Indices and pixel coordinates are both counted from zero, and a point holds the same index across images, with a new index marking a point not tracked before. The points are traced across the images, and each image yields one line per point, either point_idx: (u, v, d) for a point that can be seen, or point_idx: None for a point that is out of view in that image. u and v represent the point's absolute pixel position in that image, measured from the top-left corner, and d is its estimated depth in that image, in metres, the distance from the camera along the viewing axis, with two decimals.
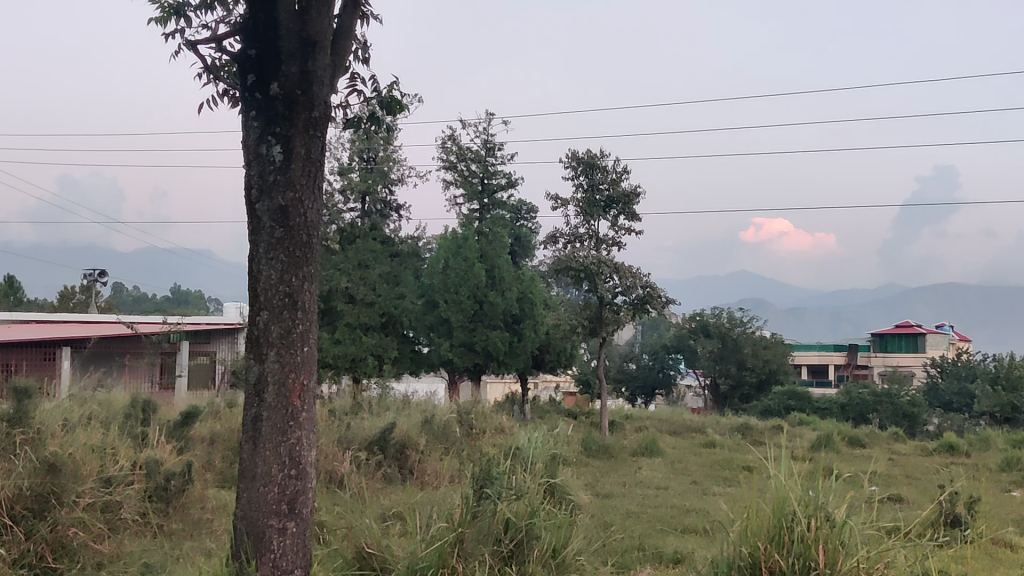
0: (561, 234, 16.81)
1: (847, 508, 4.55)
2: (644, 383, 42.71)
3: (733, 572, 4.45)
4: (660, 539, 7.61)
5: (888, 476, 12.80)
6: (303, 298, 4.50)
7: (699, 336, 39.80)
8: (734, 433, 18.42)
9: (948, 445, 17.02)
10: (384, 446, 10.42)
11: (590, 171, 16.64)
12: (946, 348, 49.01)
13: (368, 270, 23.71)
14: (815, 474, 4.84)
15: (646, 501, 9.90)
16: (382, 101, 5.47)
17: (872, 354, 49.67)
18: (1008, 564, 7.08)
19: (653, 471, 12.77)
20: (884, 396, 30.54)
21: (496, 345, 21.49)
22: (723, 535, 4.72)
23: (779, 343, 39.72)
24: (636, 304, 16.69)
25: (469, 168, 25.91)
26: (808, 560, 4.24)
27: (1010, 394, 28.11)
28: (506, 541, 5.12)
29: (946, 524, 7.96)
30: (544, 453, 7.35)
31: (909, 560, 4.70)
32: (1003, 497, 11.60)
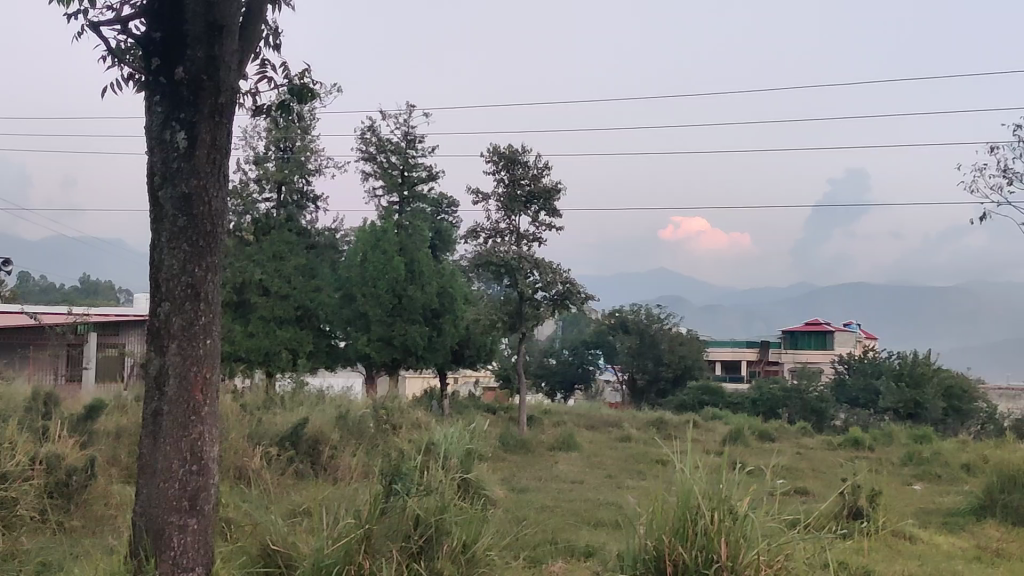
0: (482, 229, 16.82)
1: (750, 499, 4.63)
2: (564, 378, 42.91)
3: (638, 566, 4.50)
4: (573, 532, 7.68)
5: (796, 469, 13.14)
6: (206, 289, 4.40)
7: (618, 332, 40.39)
8: (651, 427, 18.64)
9: (853, 440, 17.57)
10: (295, 442, 10.33)
11: (511, 166, 16.69)
12: (853, 346, 50.53)
13: (283, 262, 23.14)
14: (721, 467, 4.91)
15: (560, 496, 9.96)
16: (293, 89, 5.39)
17: (783, 351, 51.00)
18: (907, 555, 7.31)
19: (569, 465, 12.85)
20: (794, 391, 31.44)
21: (414, 340, 21.57)
22: (631, 528, 4.78)
23: (695, 340, 40.31)
24: (556, 300, 16.76)
25: (389, 160, 25.62)
26: (711, 552, 4.31)
27: (914, 391, 29.10)
28: (416, 537, 5.08)
29: (848, 516, 8.27)
30: (459, 448, 7.41)
31: (813, 550, 4.82)
32: (906, 490, 12.01)
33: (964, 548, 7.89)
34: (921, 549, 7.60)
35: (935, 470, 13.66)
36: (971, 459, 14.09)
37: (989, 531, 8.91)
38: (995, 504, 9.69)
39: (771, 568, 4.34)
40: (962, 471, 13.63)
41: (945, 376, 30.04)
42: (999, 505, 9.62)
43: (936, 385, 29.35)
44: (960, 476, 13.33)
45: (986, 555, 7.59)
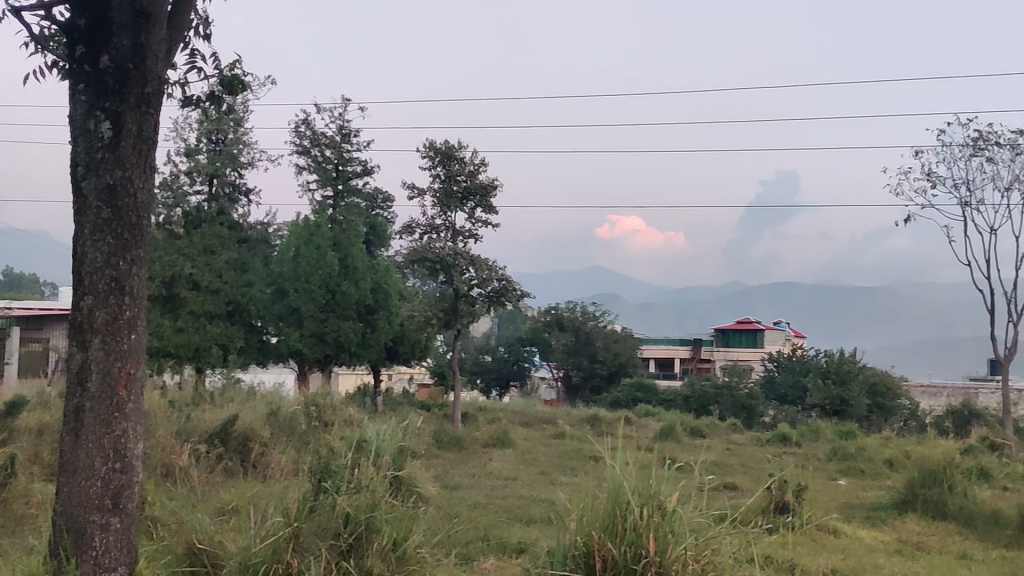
0: (417, 224, 16.75)
1: (679, 494, 4.70)
2: (499, 375, 42.91)
3: (568, 562, 4.53)
4: (505, 529, 7.70)
5: (726, 465, 13.35)
6: (131, 283, 4.30)
7: (553, 329, 40.62)
8: (584, 424, 18.78)
9: (781, 436, 17.93)
10: (225, 438, 10.20)
11: (448, 162, 16.63)
12: (782, 344, 51.51)
13: (214, 256, 22.76)
14: (651, 463, 4.98)
15: (493, 492, 9.97)
16: (224, 79, 5.31)
17: (714, 349, 51.78)
18: (830, 549, 7.49)
19: (502, 463, 12.87)
20: (725, 389, 31.95)
21: (348, 336, 21.37)
22: (561, 524, 4.80)
23: (629, 337, 40.67)
24: (491, 296, 16.81)
25: (323, 154, 25.32)
26: (640, 548, 4.37)
27: (840, 389, 29.90)
28: (346, 535, 5.04)
29: (775, 511, 8.44)
30: (391, 445, 7.40)
31: (740, 543, 4.92)
32: (831, 485, 12.29)
33: (886, 542, 8.11)
34: (844, 543, 7.80)
35: (859, 466, 14.00)
36: (893, 455, 14.47)
37: (910, 525, 9.18)
38: (915, 499, 9.97)
39: (698, 562, 4.40)
40: (884, 467, 14.00)
41: (870, 374, 30.80)
42: (920, 500, 9.90)
43: (861, 382, 30.11)
44: (882, 471, 13.69)
45: (906, 548, 7.81)
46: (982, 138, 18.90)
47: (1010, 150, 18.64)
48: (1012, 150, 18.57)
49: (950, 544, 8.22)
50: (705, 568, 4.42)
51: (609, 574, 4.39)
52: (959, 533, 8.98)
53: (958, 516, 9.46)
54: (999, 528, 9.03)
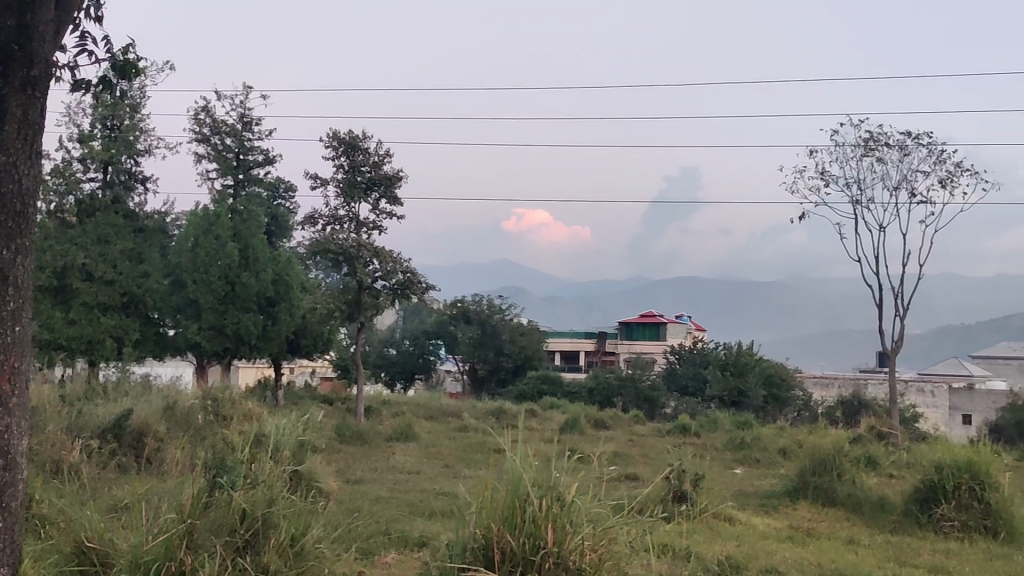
0: (320, 215, 16.52)
1: (578, 485, 4.76)
2: (403, 368, 42.44)
3: (467, 553, 4.55)
4: (407, 523, 7.68)
5: (627, 456, 13.57)
6: (13, 273, 4.13)
7: (458, 322, 40.60)
8: (489, 417, 18.84)
9: (681, 427, 18.32)
10: (118, 434, 9.93)
11: (352, 151, 16.44)
12: (683, 337, 52.60)
13: (109, 246, 22.03)
14: (552, 455, 5.03)
15: (396, 487, 9.93)
16: (117, 64, 5.15)
17: (618, 342, 52.53)
18: (726, 536, 7.69)
19: (406, 456, 12.83)
20: (628, 381, 32.66)
21: (248, 328, 21.07)
22: (460, 517, 4.81)
23: (535, 330, 40.96)
24: (395, 289, 16.70)
25: (224, 142, 24.71)
26: (538, 539, 4.41)
27: (738, 380, 30.78)
28: (242, 531, 4.96)
29: (673, 500, 8.64)
30: (291, 441, 7.34)
31: (637, 531, 5.02)
32: (727, 473, 12.64)
33: (779, 528, 8.36)
34: (739, 530, 8.02)
35: (755, 455, 14.41)
36: (786, 444, 14.94)
37: (801, 511, 9.50)
38: (807, 486, 10.31)
39: (595, 552, 4.47)
40: (779, 456, 14.44)
41: (766, 365, 31.72)
42: (811, 487, 10.24)
43: (757, 373, 31.01)
44: (776, 460, 14.13)
45: (798, 535, 8.07)
46: (872, 139, 19.62)
47: (899, 151, 19.39)
48: (900, 151, 19.33)
49: (838, 530, 8.54)
50: (602, 558, 4.48)
51: (507, 564, 4.41)
52: (848, 518, 9.34)
53: (847, 503, 9.83)
54: (884, 514, 9.40)
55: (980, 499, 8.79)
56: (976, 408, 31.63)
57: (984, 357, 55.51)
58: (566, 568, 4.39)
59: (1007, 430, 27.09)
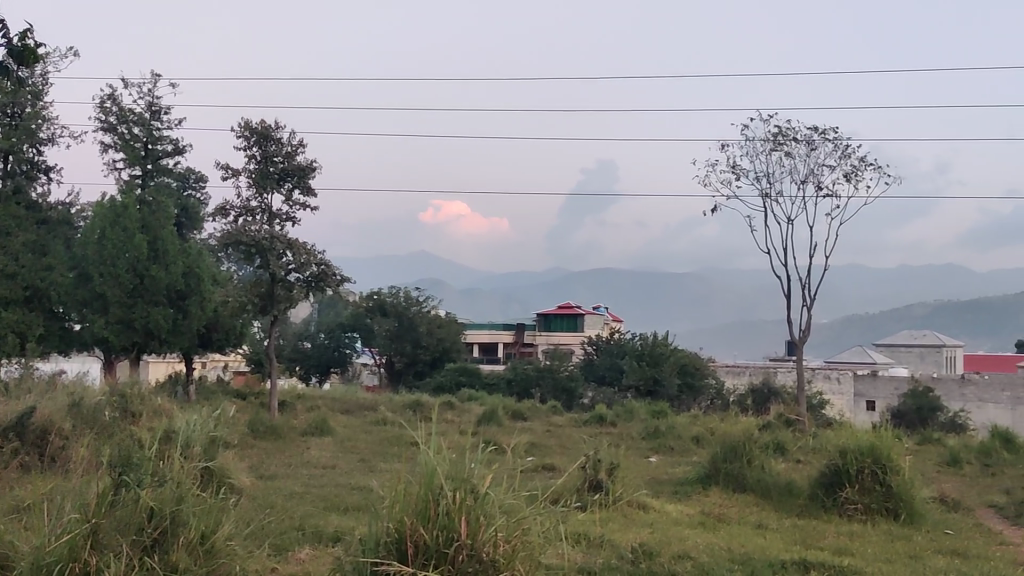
0: (232, 206, 16.19)
1: (492, 476, 4.79)
2: (319, 361, 42.13)
3: (379, 548, 4.53)
4: (321, 518, 7.60)
5: (544, 446, 13.67)
6: None
7: (375, 315, 40.30)
8: (406, 410, 18.78)
9: (598, 417, 18.53)
10: (21, 432, 9.60)
11: (264, 142, 16.17)
12: (601, 328, 53.17)
13: (9, 238, 21.63)
14: (466, 447, 5.04)
15: (310, 481, 9.84)
16: (13, 50, 5.01)
17: (537, 333, 52.82)
18: (640, 524, 7.81)
19: (321, 451, 12.70)
20: (546, 371, 33.08)
21: (157, 322, 20.44)
22: (373, 512, 4.78)
23: (452, 323, 40.93)
24: (309, 282, 16.48)
25: (131, 132, 24.03)
26: (452, 531, 4.42)
27: (653, 369, 31.40)
28: (150, 529, 4.83)
29: (588, 489, 8.74)
30: (202, 437, 7.19)
31: (550, 520, 5.07)
32: (642, 462, 12.85)
33: (690, 514, 8.54)
34: (652, 517, 8.16)
35: (669, 443, 14.67)
36: (699, 432, 15.25)
37: (712, 498, 9.70)
38: (718, 473, 10.54)
39: (508, 544, 4.51)
40: (692, 443, 14.73)
41: (681, 355, 32.28)
42: (722, 473, 10.47)
43: (672, 363, 31.57)
44: (690, 448, 14.40)
45: (708, 521, 8.25)
46: (781, 134, 20.11)
47: (806, 146, 19.93)
48: (807, 145, 19.87)
49: (748, 515, 8.75)
50: (516, 548, 4.53)
51: (420, 558, 4.41)
52: (757, 503, 9.58)
53: (756, 488, 10.10)
54: (791, 498, 9.69)
55: (882, 482, 9.11)
56: (880, 394, 32.85)
57: (887, 345, 57.36)
58: (480, 560, 4.41)
59: (908, 415, 28.09)
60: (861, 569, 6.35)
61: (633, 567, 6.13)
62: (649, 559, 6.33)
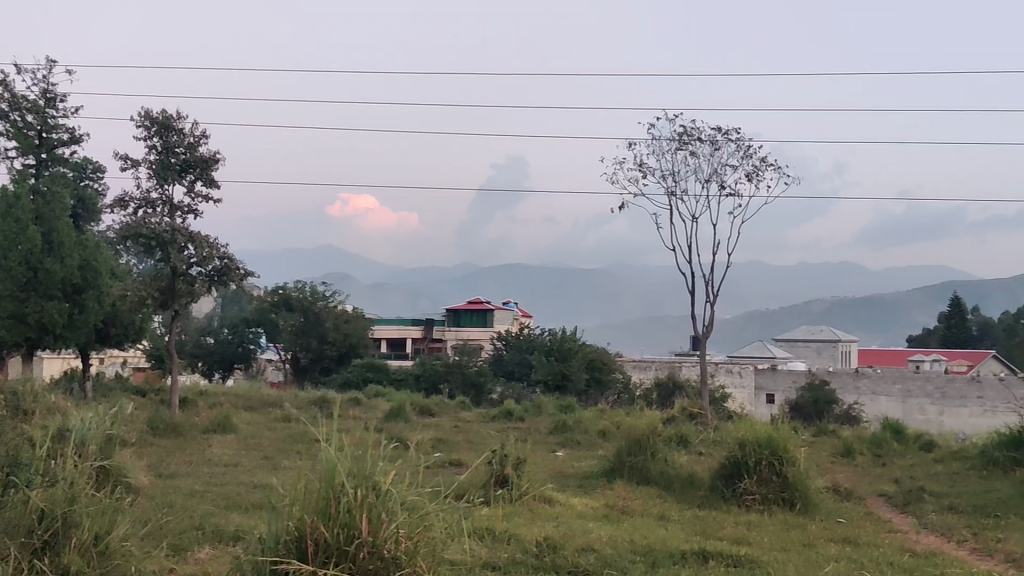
0: (131, 198, 15.72)
1: (394, 473, 4.78)
2: (222, 357, 41.26)
3: (279, 545, 4.47)
4: (222, 517, 7.46)
5: (451, 442, 13.66)
6: None
7: (280, 310, 39.64)
8: (311, 406, 18.54)
9: (506, 412, 18.63)
10: None
11: (165, 132, 15.75)
12: (510, 324, 53.40)
13: None
14: (370, 444, 5.01)
15: (211, 480, 9.64)
16: None
17: (445, 329, 52.75)
18: (545, 518, 7.88)
19: (223, 448, 12.46)
20: (455, 367, 33.06)
21: (52, 317, 19.65)
22: (273, 510, 4.72)
23: (360, 318, 40.54)
24: (211, 276, 16.13)
25: (24, 119, 23.09)
26: (353, 529, 4.41)
27: (561, 365, 31.68)
28: (40, 531, 4.67)
29: (495, 484, 8.78)
30: (98, 436, 6.99)
31: (452, 515, 5.08)
32: (548, 456, 12.98)
33: (594, 507, 8.66)
34: (557, 511, 8.24)
35: (576, 438, 14.85)
36: (605, 426, 15.46)
37: (617, 490, 9.86)
38: (623, 466, 10.70)
39: (410, 540, 4.51)
40: (598, 437, 14.94)
41: (588, 350, 32.63)
42: (626, 467, 10.64)
43: (580, 357, 31.92)
44: (596, 442, 14.59)
45: (612, 513, 8.38)
46: (686, 133, 20.48)
47: (710, 146, 20.34)
48: (711, 145, 20.29)
49: (651, 507, 8.91)
50: (417, 544, 4.53)
51: (320, 556, 4.38)
52: (660, 495, 9.78)
53: (659, 480, 10.33)
54: (693, 490, 9.94)
55: (779, 473, 9.37)
56: (779, 387, 33.75)
57: (786, 339, 59.06)
58: (381, 557, 4.41)
59: (806, 408, 28.99)
60: (757, 558, 6.54)
61: (537, 561, 6.20)
62: (553, 553, 6.40)
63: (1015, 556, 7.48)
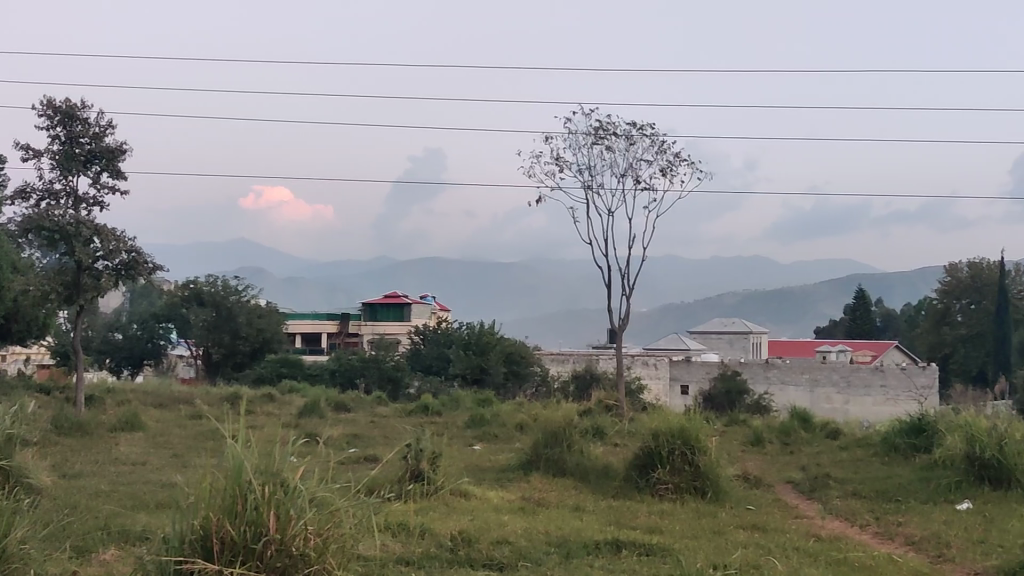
0: (33, 189, 15.19)
1: (302, 468, 4.73)
2: (131, 353, 40.52)
3: (182, 545, 4.38)
4: (128, 517, 7.29)
5: (367, 437, 13.56)
6: None
7: (192, 305, 38.77)
8: (223, 403, 18.20)
9: (423, 406, 18.58)
10: None
11: (69, 122, 15.28)
12: (428, 317, 53.24)
13: None
14: (279, 440, 4.94)
15: (118, 479, 9.40)
16: None
17: (362, 323, 52.32)
18: (461, 512, 7.88)
19: (131, 446, 12.16)
20: (372, 361, 32.83)
21: None
22: (177, 509, 4.62)
23: (273, 312, 39.88)
24: (118, 270, 15.70)
25: None
26: (260, 527, 4.36)
27: (479, 358, 31.74)
28: None
29: (410, 479, 8.74)
30: None
31: (363, 511, 5.06)
32: (465, 450, 12.98)
33: (510, 500, 8.69)
34: (473, 504, 8.25)
35: (493, 431, 14.89)
36: (522, 419, 15.55)
37: (533, 482, 9.94)
38: (539, 458, 10.77)
39: (318, 538, 4.47)
40: (515, 430, 15.00)
41: (506, 344, 32.72)
42: (543, 458, 10.71)
43: (499, 351, 32.00)
44: (513, 435, 14.67)
45: (528, 505, 8.43)
46: (602, 128, 20.67)
47: (625, 141, 20.57)
48: (626, 140, 20.53)
49: (566, 498, 9.00)
50: (325, 542, 4.50)
51: (226, 554, 4.32)
52: (576, 487, 9.88)
53: (576, 472, 10.45)
54: (609, 480, 10.09)
55: (691, 462, 9.55)
56: (693, 378, 34.41)
57: (700, 332, 60.21)
58: (289, 554, 4.37)
59: (719, 398, 29.59)
60: (669, 546, 6.65)
61: (452, 555, 6.21)
62: (467, 546, 6.42)
63: (915, 539, 7.77)
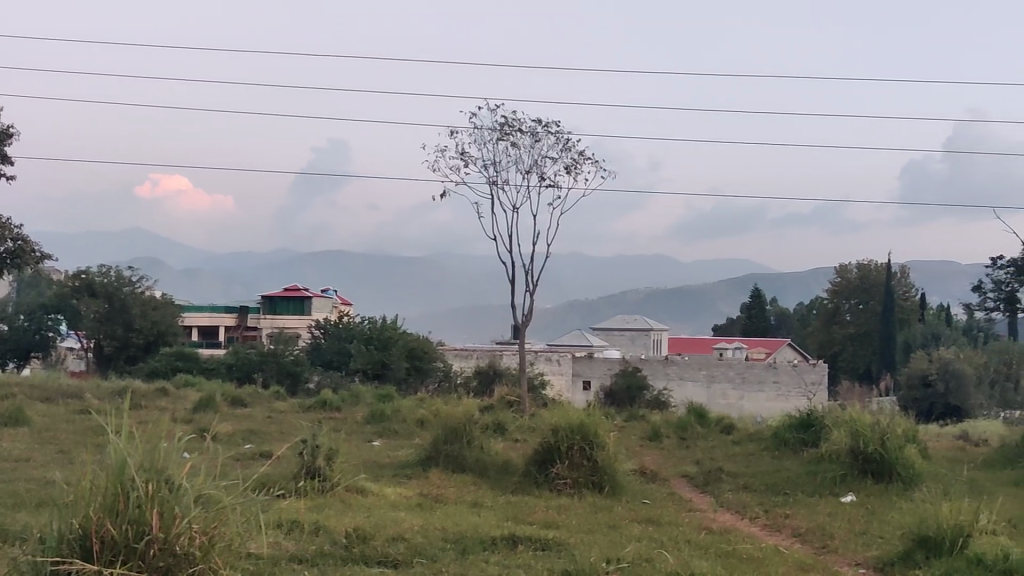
0: None
1: (189, 466, 4.64)
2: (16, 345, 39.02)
3: (60, 546, 4.26)
4: (6, 516, 7.01)
5: (262, 433, 13.33)
6: None
7: (82, 296, 37.40)
8: (114, 398, 17.66)
9: (322, 401, 18.37)
10: None
11: None
12: (330, 311, 52.62)
13: None
14: (164, 437, 4.83)
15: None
16: None
17: (262, 316, 51.36)
18: (357, 508, 7.84)
19: (14, 442, 11.71)
20: (271, 355, 32.27)
21: None
22: (57, 508, 4.48)
23: (169, 304, 38.84)
24: (3, 259, 15.06)
25: None
26: (142, 526, 4.26)
27: (381, 354, 31.54)
28: None
29: (306, 476, 8.63)
30: None
31: (252, 509, 5.00)
32: (364, 446, 12.88)
33: (406, 496, 8.67)
34: (369, 501, 8.21)
35: (393, 427, 14.81)
36: (422, 415, 15.53)
37: (433, 478, 9.94)
38: (438, 455, 10.72)
39: (205, 536, 4.41)
40: (415, 426, 14.96)
41: (409, 339, 32.56)
42: (442, 455, 10.67)
43: (401, 346, 31.85)
44: (413, 430, 14.64)
45: (425, 502, 8.43)
46: (507, 124, 20.74)
47: (530, 138, 20.70)
48: (531, 137, 20.64)
49: (464, 494, 9.02)
50: (212, 541, 4.43)
51: (106, 554, 4.21)
52: (475, 482, 9.92)
53: (475, 468, 10.50)
54: (508, 476, 10.17)
55: (589, 458, 9.68)
56: (595, 374, 34.84)
57: (602, 328, 61.01)
58: (173, 554, 4.29)
59: (619, 394, 30.01)
60: (563, 541, 6.73)
61: (346, 552, 6.17)
62: (362, 543, 6.37)
63: (800, 530, 8.04)
